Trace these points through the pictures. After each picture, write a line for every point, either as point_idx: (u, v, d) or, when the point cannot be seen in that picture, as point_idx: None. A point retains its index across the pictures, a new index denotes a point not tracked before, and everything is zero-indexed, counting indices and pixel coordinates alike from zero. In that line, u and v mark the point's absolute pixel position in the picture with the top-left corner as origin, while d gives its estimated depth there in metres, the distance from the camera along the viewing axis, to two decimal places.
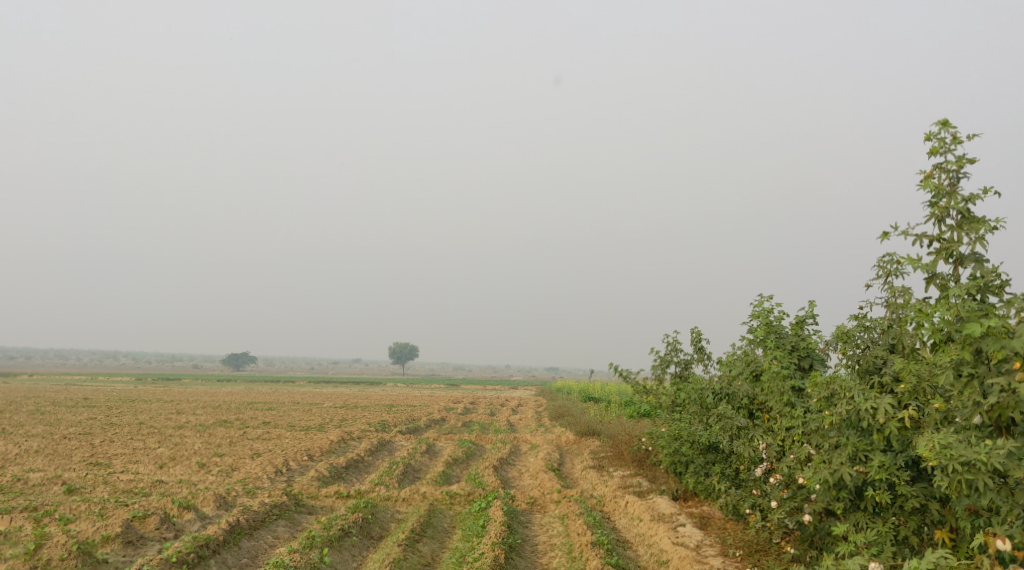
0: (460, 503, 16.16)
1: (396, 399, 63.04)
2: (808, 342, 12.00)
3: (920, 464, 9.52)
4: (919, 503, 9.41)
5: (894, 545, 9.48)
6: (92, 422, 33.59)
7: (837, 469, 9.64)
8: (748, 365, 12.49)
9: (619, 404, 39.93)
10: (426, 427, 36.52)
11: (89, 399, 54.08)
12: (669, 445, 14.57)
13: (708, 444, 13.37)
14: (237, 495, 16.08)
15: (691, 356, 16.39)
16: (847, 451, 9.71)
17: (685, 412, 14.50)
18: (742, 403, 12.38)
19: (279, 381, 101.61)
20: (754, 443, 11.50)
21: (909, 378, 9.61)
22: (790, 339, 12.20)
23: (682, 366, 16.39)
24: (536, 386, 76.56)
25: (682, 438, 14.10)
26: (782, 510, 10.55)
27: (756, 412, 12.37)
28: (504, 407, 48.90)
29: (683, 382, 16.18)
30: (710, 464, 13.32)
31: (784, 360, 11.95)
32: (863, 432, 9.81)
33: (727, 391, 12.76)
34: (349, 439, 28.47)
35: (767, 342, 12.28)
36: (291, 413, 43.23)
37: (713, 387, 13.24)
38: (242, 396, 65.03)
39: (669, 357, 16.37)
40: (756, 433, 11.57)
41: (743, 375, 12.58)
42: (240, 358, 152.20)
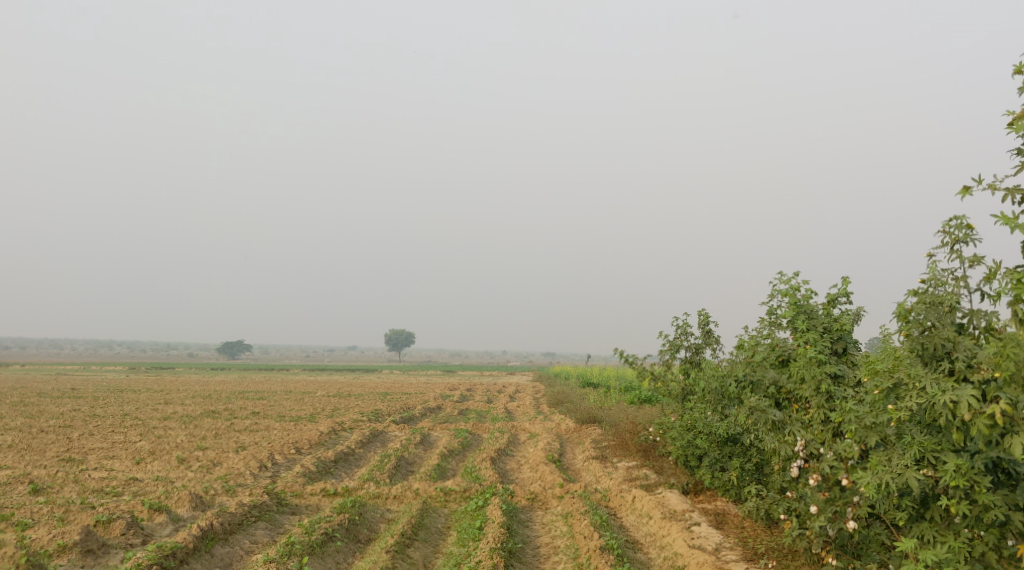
0: (456, 500, 15.10)
1: (390, 386, 61.93)
2: (842, 322, 10.88)
3: (1000, 468, 8.93)
4: (1001, 514, 8.82)
5: (968, 561, 8.94)
6: (75, 414, 32.47)
7: (903, 474, 9.11)
8: (774, 351, 11.30)
9: (619, 390, 38.84)
10: (421, 416, 35.43)
11: (77, 389, 53.04)
12: (680, 437, 13.50)
13: (727, 437, 12.36)
14: (216, 494, 14.99)
15: (702, 341, 15.25)
16: (914, 451, 9.16)
17: (699, 400, 13.46)
18: (768, 391, 11.27)
19: (274, 369, 100.45)
20: (788, 440, 10.71)
21: (1003, 365, 8.70)
22: (821, 320, 11.08)
23: (693, 352, 15.27)
24: (534, 372, 75.50)
25: (697, 429, 13.07)
26: (822, 517, 10.04)
27: (784, 402, 11.23)
28: (501, 394, 47.82)
29: (695, 368, 15.07)
30: (730, 459, 12.32)
31: (818, 345, 10.84)
32: (930, 430, 9.23)
33: (752, 379, 11.58)
34: (340, 430, 27.38)
35: (797, 324, 11.12)
36: (282, 403, 42.18)
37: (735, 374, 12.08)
38: (234, 385, 63.86)
39: (679, 342, 15.25)
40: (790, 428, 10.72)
41: (767, 361, 11.43)
42: (236, 346, 151.25)
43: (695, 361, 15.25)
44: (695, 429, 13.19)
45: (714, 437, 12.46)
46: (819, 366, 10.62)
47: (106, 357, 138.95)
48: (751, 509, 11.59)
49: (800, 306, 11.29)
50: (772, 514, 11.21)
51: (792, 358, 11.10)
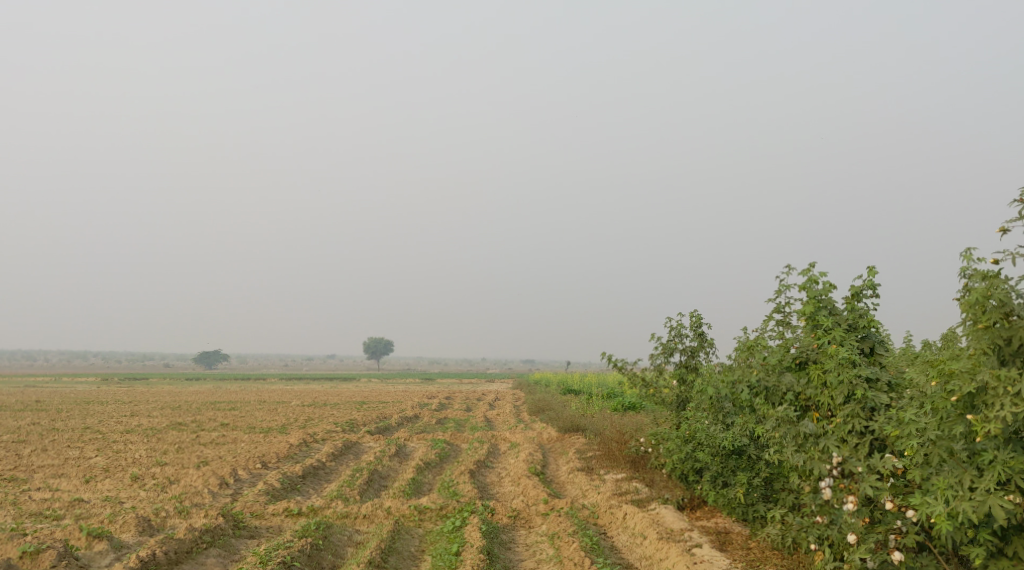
0: (431, 520, 13.84)
1: (369, 395, 60.47)
2: (871, 318, 9.86)
3: None
4: None
5: None
6: (32, 428, 30.82)
7: (987, 503, 8.36)
8: (792, 352, 10.23)
9: (602, 397, 37.65)
10: (397, 426, 34.10)
11: (41, 401, 51.47)
12: (676, 449, 12.35)
13: (732, 450, 11.25)
14: (167, 515, 13.65)
15: (698, 343, 14.14)
16: (999, 473, 8.39)
17: (698, 408, 12.36)
18: (786, 399, 10.20)
19: (249, 379, 98.37)
20: (816, 456, 9.68)
21: None
22: (846, 316, 10.03)
23: (688, 355, 14.15)
24: (514, 379, 74.17)
25: (697, 441, 11.96)
26: (864, 548, 9.16)
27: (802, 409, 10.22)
28: (481, 402, 46.56)
29: (690, 374, 13.96)
30: (737, 474, 11.22)
31: (847, 344, 9.83)
32: (1011, 446, 8.47)
33: (767, 385, 10.52)
34: (311, 441, 26.02)
35: (819, 320, 10.06)
36: (253, 414, 40.66)
37: (747, 378, 10.99)
38: (208, 397, 61.96)
39: (672, 344, 14.11)
40: (822, 442, 9.70)
41: (783, 364, 10.37)
42: (213, 356, 148.95)
43: (692, 367, 14.09)
44: (694, 440, 12.06)
45: (719, 450, 11.34)
46: (851, 369, 9.62)
47: (78, 367, 135.84)
48: (768, 535, 10.55)
49: (822, 301, 10.20)
50: (795, 541, 10.18)
51: (812, 360, 10.07)
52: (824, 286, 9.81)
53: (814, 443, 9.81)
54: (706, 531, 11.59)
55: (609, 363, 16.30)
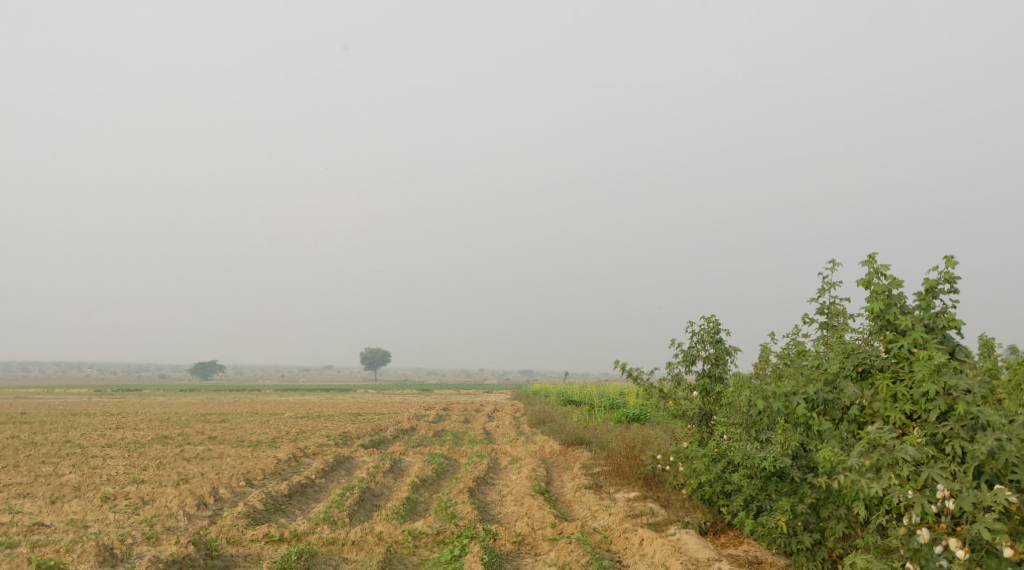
0: (427, 546, 12.51)
1: (364, 407, 58.93)
2: (949, 317, 9.06)
3: None
4: None
5: None
6: (11, 442, 29.45)
7: None
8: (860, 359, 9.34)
9: (604, 408, 36.21)
10: (393, 439, 32.71)
11: (27, 413, 50.15)
12: (702, 469, 11.33)
13: (772, 472, 10.34)
14: (133, 542, 12.32)
15: (722, 350, 12.90)
16: None
17: (726, 424, 11.32)
18: (851, 413, 9.34)
19: (244, 390, 96.57)
20: (913, 488, 8.51)
21: None
22: (919, 316, 9.17)
23: (712, 364, 12.90)
24: (511, 389, 72.66)
25: (725, 459, 11.05)
26: None
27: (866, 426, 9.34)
28: (480, 413, 45.08)
29: (714, 384, 12.71)
30: (778, 500, 10.30)
31: (930, 349, 8.92)
32: None
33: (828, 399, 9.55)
34: (301, 456, 24.64)
35: (894, 323, 9.18)
36: (244, 426, 39.24)
37: (800, 391, 9.76)
38: (200, 408, 60.53)
39: (695, 351, 12.84)
40: (918, 471, 8.52)
41: (844, 372, 9.54)
42: (209, 367, 147.38)
43: (717, 377, 12.81)
44: (726, 459, 11.06)
45: (758, 472, 10.41)
46: (939, 378, 8.68)
47: (71, 379, 133.94)
48: None
49: (890, 299, 9.33)
50: None
51: (882, 370, 9.20)
52: (893, 280, 9.07)
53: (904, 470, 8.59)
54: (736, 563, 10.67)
55: (622, 372, 15.01)
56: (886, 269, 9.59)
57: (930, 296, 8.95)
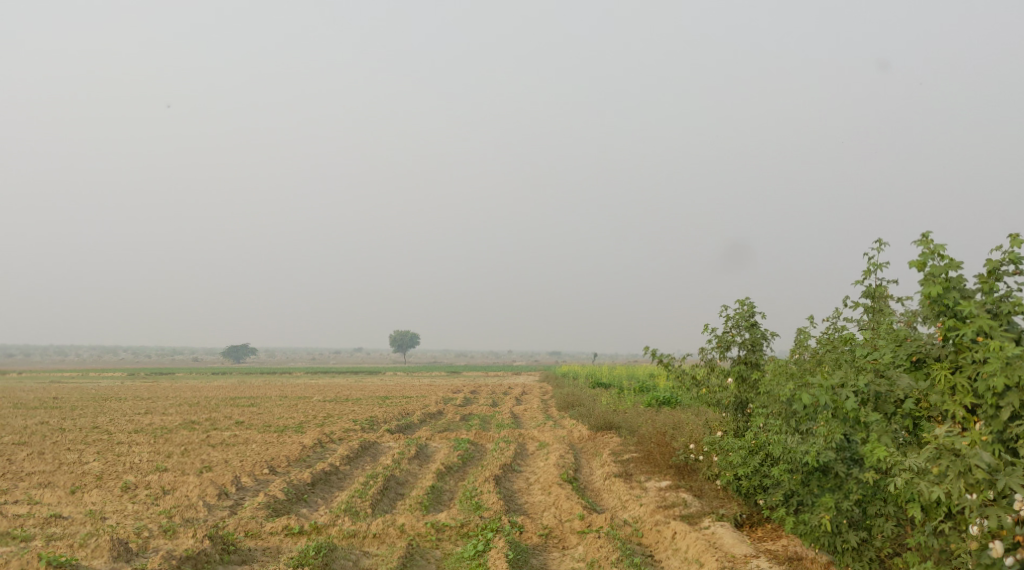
0: (451, 540, 12.08)
1: (392, 390, 58.76)
2: (1015, 301, 8.52)
3: None
4: None
5: None
6: (39, 427, 29.56)
7: None
8: (918, 350, 9.04)
9: (633, 391, 35.64)
10: (420, 424, 32.40)
11: (60, 398, 50.74)
12: (740, 462, 10.93)
13: (815, 467, 9.77)
14: (149, 536, 12.02)
15: (759, 334, 12.28)
16: None
17: (763, 415, 10.89)
18: (906, 406, 8.99)
19: (275, 374, 97.00)
20: (984, 492, 8.09)
21: None
22: (982, 301, 8.65)
23: (748, 350, 12.30)
24: (540, 371, 72.23)
25: (763, 452, 10.70)
26: None
27: (921, 419, 9.05)
28: (508, 397, 44.68)
29: (750, 371, 12.12)
30: (821, 496, 9.76)
31: (996, 338, 8.41)
32: None
33: (881, 391, 9.16)
34: (326, 442, 24.38)
35: (955, 311, 8.70)
36: (272, 411, 39.20)
37: (850, 382, 9.37)
38: (230, 391, 60.82)
39: (730, 336, 12.24)
40: (992, 475, 8.07)
41: (896, 363, 9.20)
42: (240, 350, 148.70)
43: (753, 363, 12.22)
44: (764, 451, 10.69)
45: (799, 466, 9.87)
46: (1012, 371, 8.12)
47: (105, 364, 135.64)
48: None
49: (948, 283, 8.81)
50: None
51: (940, 360, 8.85)
52: (953, 262, 8.82)
53: (972, 471, 8.10)
54: (776, 561, 10.21)
55: (653, 358, 14.45)
56: (943, 251, 9.09)
57: (992, 279, 8.48)
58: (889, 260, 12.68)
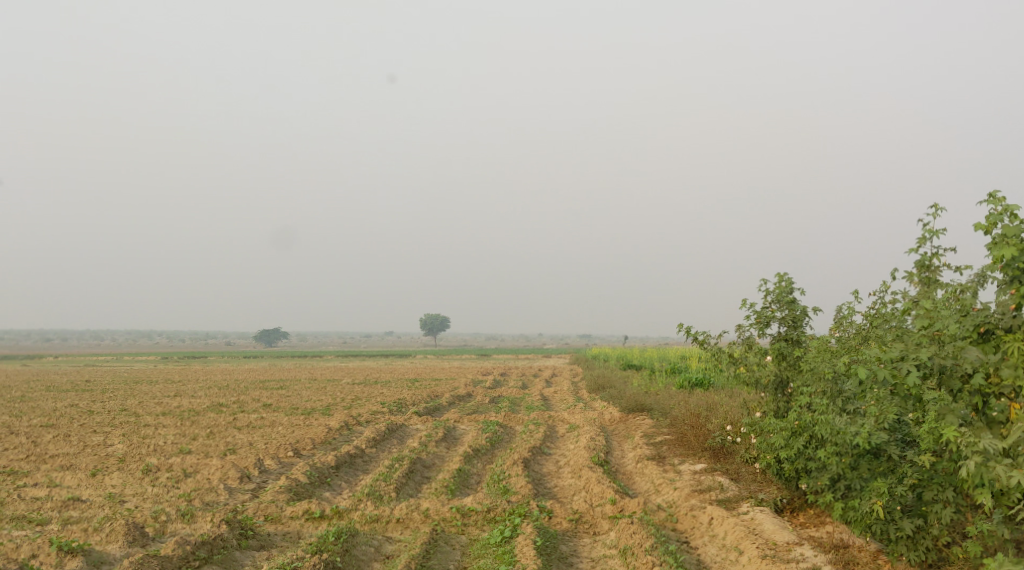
0: (477, 525, 11.61)
1: (421, 372, 58.50)
2: None
3: None
4: None
5: None
6: (69, 410, 29.59)
7: None
8: (986, 320, 8.39)
9: (665, 373, 34.98)
10: (448, 406, 32.00)
11: (92, 380, 51.08)
12: (782, 443, 10.37)
13: (867, 449, 9.29)
14: (167, 520, 11.69)
15: (801, 310, 11.60)
16: None
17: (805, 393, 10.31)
18: (974, 381, 8.35)
19: (305, 357, 97.22)
20: None
21: None
22: None
23: (789, 326, 11.63)
24: (570, 354, 71.68)
25: (805, 432, 10.11)
26: None
27: (987, 396, 8.44)
28: (537, 379, 44.21)
29: (792, 348, 11.47)
30: (871, 481, 9.29)
31: None
32: None
33: (944, 365, 8.57)
34: (353, 424, 24.04)
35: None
36: (300, 393, 39.04)
37: (912, 357, 8.75)
38: (261, 374, 60.99)
39: (770, 312, 11.59)
40: None
41: (962, 335, 8.56)
42: (272, 334, 149.71)
43: (795, 340, 11.55)
44: (806, 432, 10.12)
45: (848, 448, 9.36)
46: None
47: (140, 348, 137.10)
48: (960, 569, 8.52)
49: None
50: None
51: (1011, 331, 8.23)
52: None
53: None
54: (821, 548, 9.64)
55: (688, 336, 13.84)
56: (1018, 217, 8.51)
57: None
58: (943, 230, 11.89)
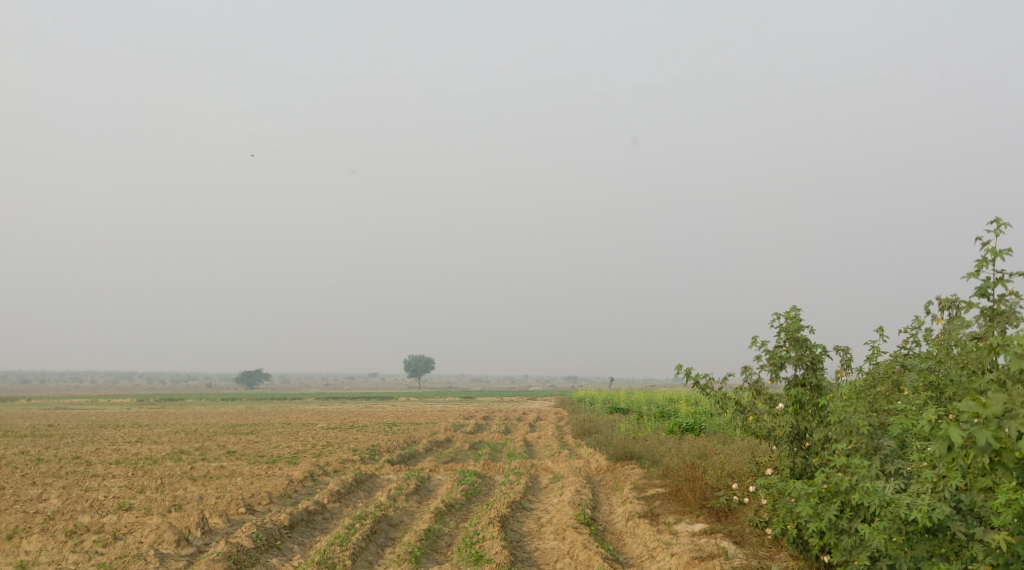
0: None
1: (402, 416, 56.34)
2: None
3: None
4: None
5: None
6: (13, 458, 27.48)
7: None
8: None
9: (653, 417, 33.24)
10: (425, 453, 30.10)
11: (52, 425, 48.50)
12: (811, 513, 9.46)
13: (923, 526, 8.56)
14: None
15: (819, 349, 10.21)
16: None
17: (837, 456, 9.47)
18: None
19: (286, 399, 94.45)
20: None
21: None
22: None
23: (804, 370, 10.22)
24: (555, 397, 69.72)
25: (841, 500, 9.27)
26: None
27: None
28: (521, 423, 42.32)
29: (811, 397, 10.10)
30: (929, 561, 8.51)
31: None
32: None
33: None
34: (318, 475, 22.20)
35: None
36: (270, 439, 36.99)
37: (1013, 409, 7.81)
38: (234, 418, 58.70)
39: (782, 354, 10.20)
40: None
41: None
42: (253, 376, 146.90)
43: (815, 386, 10.14)
44: (842, 500, 9.27)
45: (901, 525, 8.60)
46: None
47: (117, 391, 133.83)
48: None
49: None
50: None
51: None
52: None
53: None
54: None
55: (689, 380, 12.35)
56: None
57: None
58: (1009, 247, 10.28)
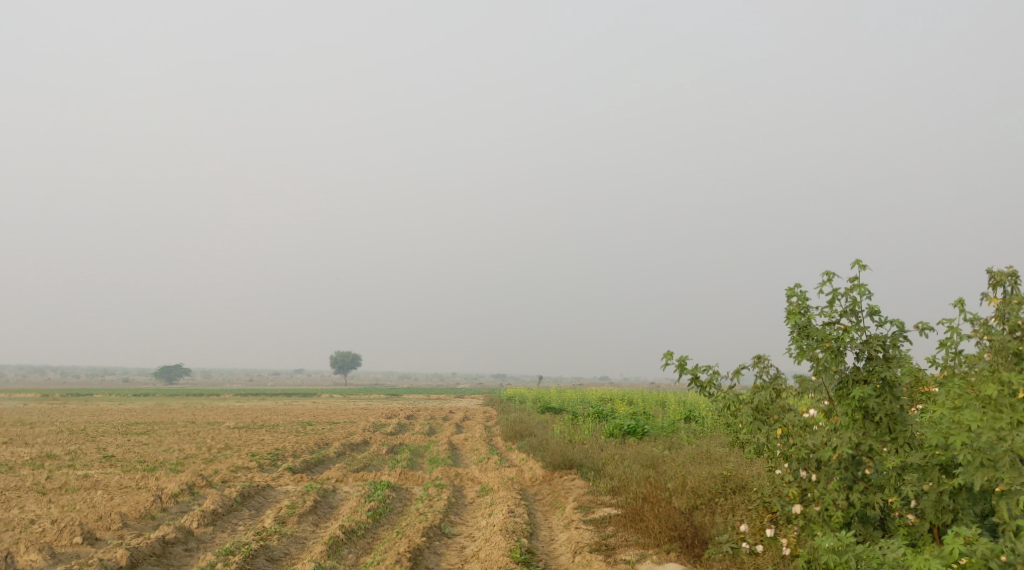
0: None
1: (319, 414, 51.99)
2: None
3: None
4: None
5: None
6: None
7: None
8: None
9: (590, 418, 30.21)
10: (335, 459, 26.37)
11: None
12: None
13: None
14: None
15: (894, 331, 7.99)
16: None
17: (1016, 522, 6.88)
18: None
19: (205, 395, 89.00)
20: None
21: None
22: None
23: (865, 362, 7.99)
24: (485, 395, 66.35)
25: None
26: None
27: None
28: (447, 423, 38.89)
29: (879, 400, 7.84)
30: None
31: None
32: None
33: None
34: (198, 488, 18.32)
35: None
36: (160, 441, 32.61)
37: None
38: (134, 416, 53.55)
39: (842, 340, 7.95)
40: None
41: None
42: (172, 370, 140.23)
43: (885, 383, 7.87)
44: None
45: None
46: None
47: (20, 386, 125.36)
48: None
49: None
50: None
51: None
52: None
53: None
54: None
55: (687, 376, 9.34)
56: None
57: None
58: None
